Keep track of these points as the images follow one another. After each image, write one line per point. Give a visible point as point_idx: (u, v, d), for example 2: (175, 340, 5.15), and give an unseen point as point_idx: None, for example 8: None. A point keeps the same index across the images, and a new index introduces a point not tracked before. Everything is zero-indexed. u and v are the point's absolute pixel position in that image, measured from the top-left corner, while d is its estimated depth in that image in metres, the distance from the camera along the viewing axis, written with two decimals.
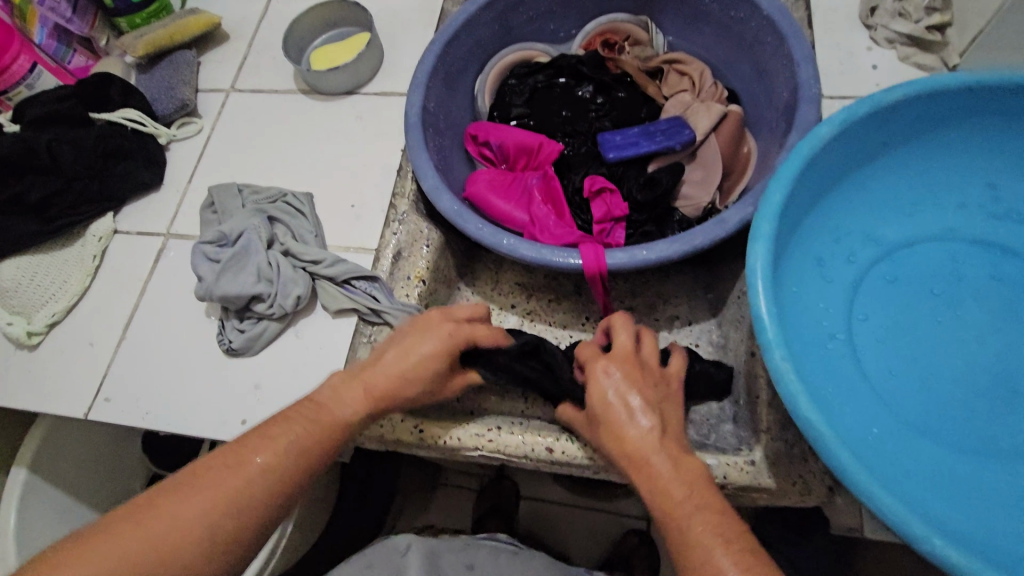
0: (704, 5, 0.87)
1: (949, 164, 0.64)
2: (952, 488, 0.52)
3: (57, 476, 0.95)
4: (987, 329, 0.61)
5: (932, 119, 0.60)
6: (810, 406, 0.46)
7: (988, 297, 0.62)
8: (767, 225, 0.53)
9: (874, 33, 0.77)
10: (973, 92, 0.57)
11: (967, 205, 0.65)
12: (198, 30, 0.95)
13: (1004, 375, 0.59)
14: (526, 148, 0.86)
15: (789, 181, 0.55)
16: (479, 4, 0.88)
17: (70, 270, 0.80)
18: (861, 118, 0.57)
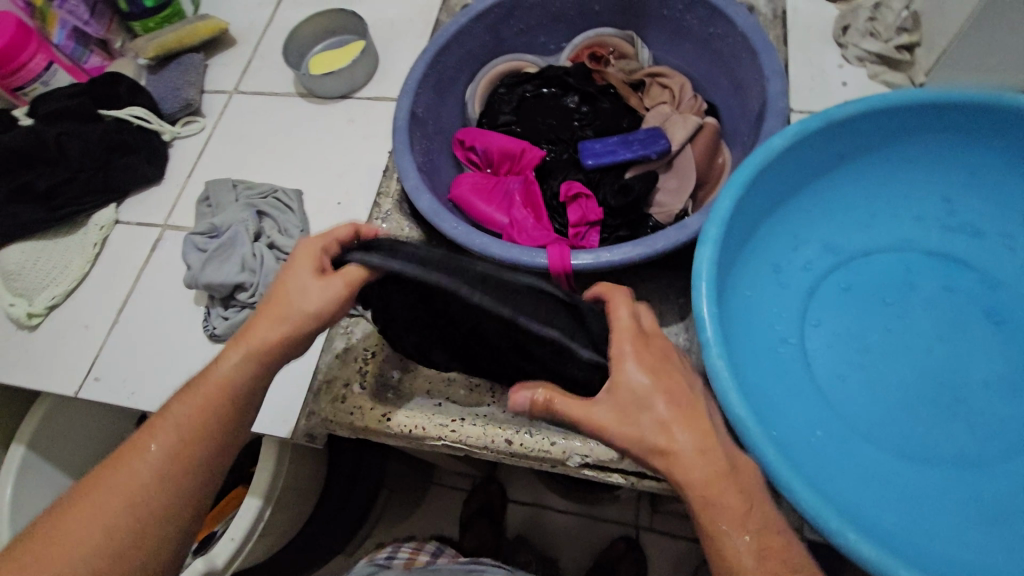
0: (685, 22, 0.90)
1: (907, 180, 0.68)
2: (884, 487, 0.56)
3: (54, 453, 0.99)
4: (933, 336, 0.65)
5: (888, 135, 0.64)
6: (739, 401, 0.49)
7: (938, 306, 0.66)
8: (714, 229, 0.56)
9: (846, 52, 0.79)
10: (926, 112, 0.61)
11: (925, 217, 0.69)
12: (207, 34, 1.01)
13: (946, 381, 0.62)
14: (509, 153, 0.90)
15: (735, 196, 0.58)
16: (470, 16, 0.92)
17: (71, 256, 0.84)
18: (815, 130, 0.60)
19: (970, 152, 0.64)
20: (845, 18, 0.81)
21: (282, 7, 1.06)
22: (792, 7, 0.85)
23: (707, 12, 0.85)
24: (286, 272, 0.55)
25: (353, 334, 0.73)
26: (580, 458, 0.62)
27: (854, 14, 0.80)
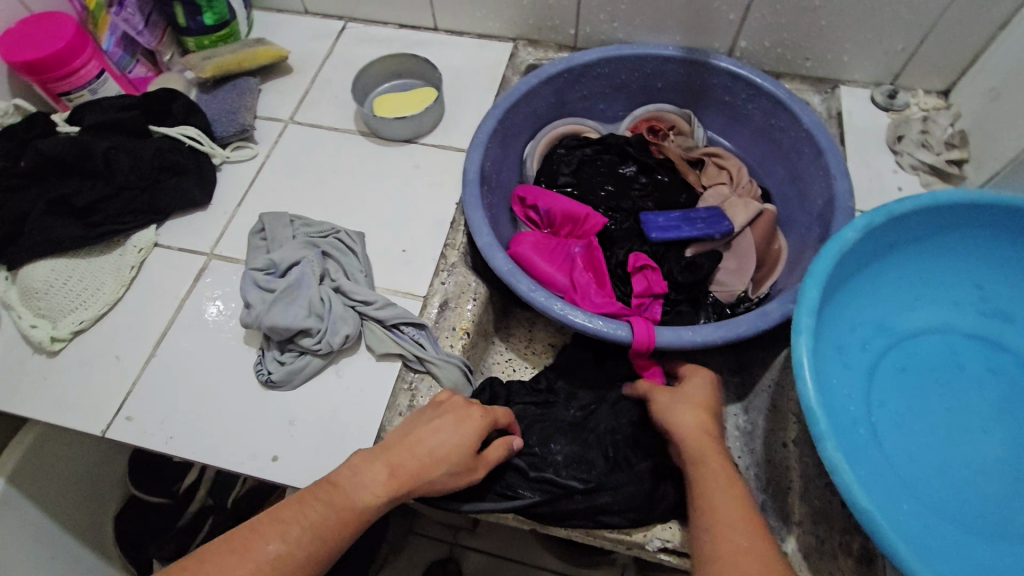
0: (746, 110, 0.95)
1: (946, 264, 0.70)
2: (962, 563, 0.55)
3: (36, 491, 0.86)
4: (993, 417, 0.65)
5: (932, 224, 0.66)
6: (864, 495, 0.49)
7: (986, 385, 0.67)
8: (806, 319, 0.57)
9: (900, 159, 0.86)
10: (968, 205, 0.64)
11: (961, 301, 0.70)
12: (265, 60, 0.97)
13: (1008, 460, 0.63)
14: (573, 216, 0.90)
15: (822, 277, 0.59)
16: (541, 78, 0.94)
17: (104, 278, 0.79)
18: (877, 224, 0.63)
19: (1005, 243, 0.67)
20: (900, 127, 0.87)
21: (343, 42, 1.05)
22: (847, 111, 0.92)
23: (771, 105, 0.91)
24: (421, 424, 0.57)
25: (418, 391, 0.71)
26: (661, 543, 0.63)
27: (909, 125, 0.87)
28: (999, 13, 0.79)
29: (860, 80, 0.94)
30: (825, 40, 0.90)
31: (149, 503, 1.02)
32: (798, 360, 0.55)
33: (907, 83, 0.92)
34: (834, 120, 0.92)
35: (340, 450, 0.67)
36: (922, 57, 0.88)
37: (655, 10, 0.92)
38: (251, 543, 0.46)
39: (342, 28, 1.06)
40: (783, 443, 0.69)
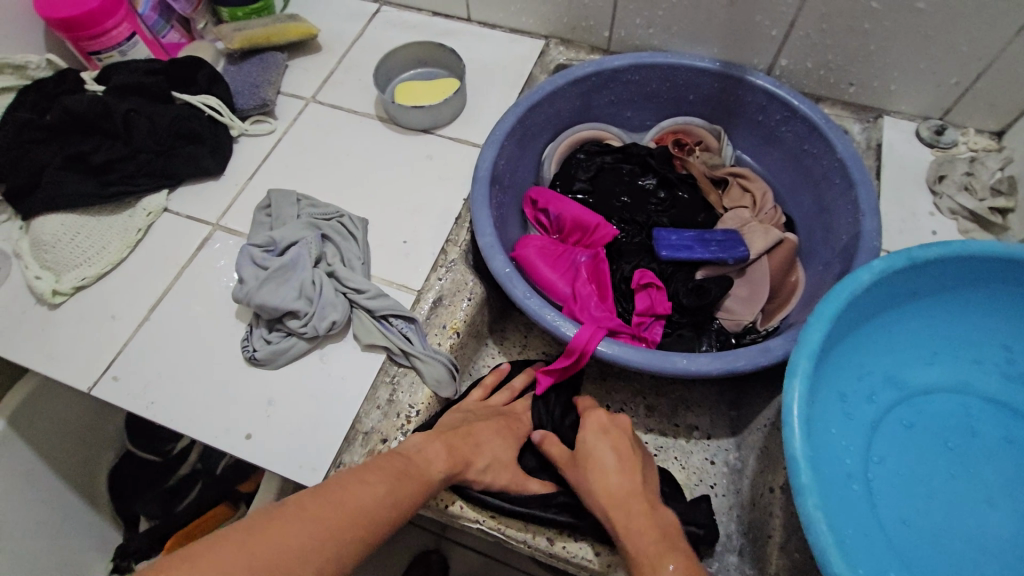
0: (778, 132, 0.91)
1: (972, 320, 0.64)
2: None
3: (34, 435, 0.89)
4: (1002, 493, 0.60)
5: (959, 276, 0.61)
6: (841, 560, 0.46)
7: (1000, 458, 0.61)
8: (805, 361, 0.53)
9: (938, 201, 0.80)
10: (1002, 259, 0.59)
11: (983, 360, 0.65)
12: (294, 37, 0.97)
13: (1016, 543, 0.57)
14: (583, 225, 0.87)
15: (829, 320, 0.55)
16: (567, 79, 0.91)
17: (111, 237, 0.80)
18: (898, 269, 0.58)
19: None
20: (942, 167, 0.82)
21: (374, 25, 1.04)
22: (888, 144, 0.87)
23: (805, 129, 0.86)
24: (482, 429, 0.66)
25: (398, 386, 0.70)
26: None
27: (952, 165, 0.81)
28: None
29: (906, 112, 0.88)
30: (872, 66, 0.84)
31: (140, 459, 1.04)
32: (789, 404, 0.52)
33: (958, 120, 0.86)
34: (872, 151, 0.87)
35: (311, 438, 0.66)
36: (975, 94, 0.82)
37: (694, 20, 0.88)
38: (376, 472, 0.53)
39: (375, 11, 1.06)
40: (769, 487, 0.65)
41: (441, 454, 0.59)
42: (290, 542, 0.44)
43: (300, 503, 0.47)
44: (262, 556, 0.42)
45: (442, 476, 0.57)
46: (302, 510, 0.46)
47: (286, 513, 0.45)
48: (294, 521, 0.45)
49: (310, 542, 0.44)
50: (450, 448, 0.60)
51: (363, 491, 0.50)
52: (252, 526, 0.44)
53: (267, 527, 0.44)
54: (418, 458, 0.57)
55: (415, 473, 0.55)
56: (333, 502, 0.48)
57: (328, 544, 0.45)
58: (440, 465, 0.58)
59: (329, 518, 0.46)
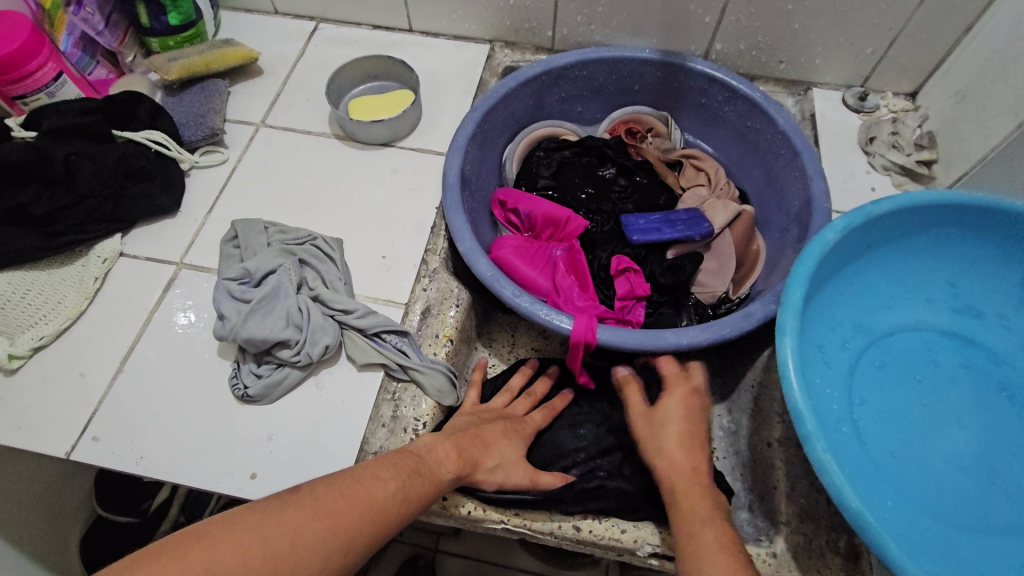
0: (722, 112, 0.96)
1: (920, 263, 0.71)
2: (945, 557, 0.56)
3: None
4: (969, 413, 0.66)
5: (906, 225, 0.68)
6: (853, 494, 0.50)
7: (962, 383, 0.68)
8: (792, 319, 0.58)
9: (872, 159, 0.88)
10: (939, 205, 0.66)
11: (934, 298, 0.72)
12: (234, 62, 0.94)
13: (988, 455, 0.64)
14: (554, 220, 0.89)
15: (805, 281, 0.60)
16: (520, 80, 0.93)
17: (66, 290, 0.75)
18: (856, 225, 0.64)
19: (975, 241, 0.69)
20: (872, 129, 0.90)
21: (315, 43, 1.02)
22: (820, 113, 0.94)
23: (747, 107, 0.92)
24: (490, 428, 0.65)
25: (401, 402, 0.69)
26: (651, 548, 0.61)
27: (880, 126, 0.89)
28: (963, 17, 0.82)
29: (832, 82, 0.96)
30: (798, 43, 0.91)
31: (116, 522, 0.97)
32: (784, 361, 0.56)
33: (877, 86, 0.95)
34: (808, 122, 0.94)
35: (320, 467, 0.65)
36: (890, 60, 0.90)
37: (633, 13, 0.92)
38: (386, 466, 0.55)
39: (314, 29, 1.04)
40: (767, 442, 0.69)
41: (450, 454, 0.59)
42: (297, 533, 0.46)
43: (312, 496, 0.49)
44: (268, 546, 0.45)
45: (452, 477, 0.58)
46: (313, 504, 0.48)
47: (297, 505, 0.48)
48: (303, 515, 0.47)
49: (316, 534, 0.47)
50: (460, 448, 0.60)
51: (374, 488, 0.52)
52: (264, 514, 0.47)
53: (276, 517, 0.47)
54: (429, 457, 0.58)
55: (426, 472, 0.56)
56: (341, 494, 0.50)
57: (334, 537, 0.48)
58: (451, 465, 0.58)
59: (331, 511, 0.49)
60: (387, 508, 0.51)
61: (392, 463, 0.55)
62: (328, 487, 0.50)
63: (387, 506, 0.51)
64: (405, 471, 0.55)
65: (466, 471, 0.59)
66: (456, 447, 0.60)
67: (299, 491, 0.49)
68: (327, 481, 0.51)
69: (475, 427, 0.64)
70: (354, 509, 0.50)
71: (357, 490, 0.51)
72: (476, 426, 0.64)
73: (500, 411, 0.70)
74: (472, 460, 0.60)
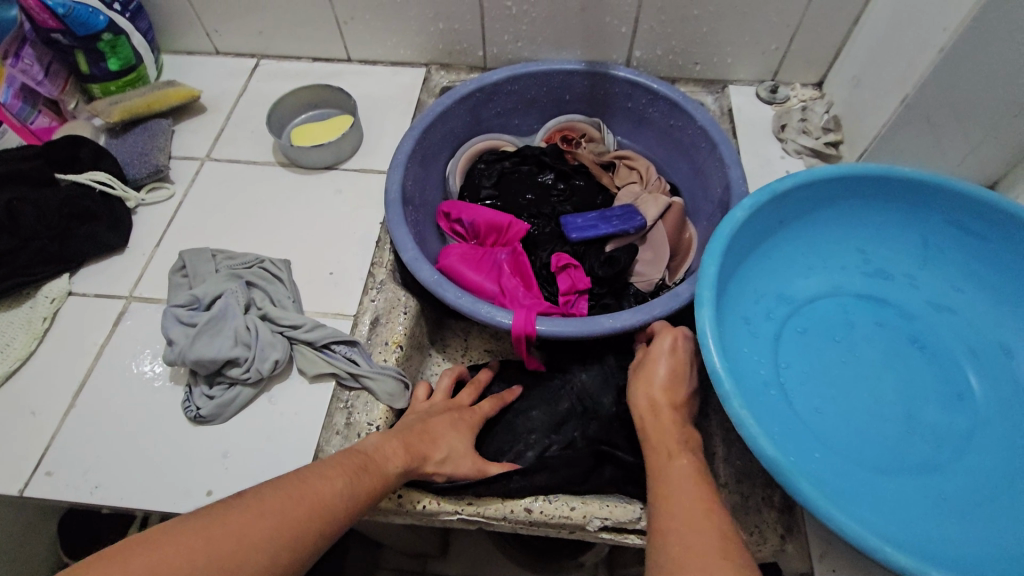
0: (647, 113, 1.02)
1: (831, 233, 0.77)
2: (869, 500, 0.60)
3: None
4: (889, 368, 0.71)
5: (811, 199, 0.73)
6: (769, 443, 0.53)
7: (880, 340, 0.73)
8: (707, 291, 0.62)
9: (785, 145, 0.94)
10: (838, 178, 0.72)
11: (847, 265, 0.77)
12: (177, 101, 0.97)
13: (907, 403, 0.68)
14: (496, 226, 0.93)
15: (719, 255, 0.65)
16: (454, 98, 0.98)
17: (15, 332, 0.76)
18: (763, 201, 0.69)
19: (877, 209, 0.75)
20: (783, 118, 0.96)
21: (256, 79, 1.06)
22: (737, 107, 1.01)
23: (668, 107, 0.98)
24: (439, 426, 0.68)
25: (354, 409, 0.71)
26: (600, 521, 0.64)
27: (790, 115, 0.96)
28: (850, 11, 0.90)
29: (745, 79, 1.03)
30: (709, 45, 0.98)
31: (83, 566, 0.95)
32: (701, 330, 0.60)
33: (786, 78, 1.02)
34: (726, 116, 1.01)
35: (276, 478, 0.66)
36: (793, 55, 0.98)
37: (554, 29, 0.99)
38: (334, 466, 0.57)
39: (255, 66, 1.08)
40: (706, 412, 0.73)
41: (398, 450, 0.62)
42: (242, 534, 0.48)
43: (259, 498, 0.51)
44: (212, 548, 0.47)
45: (399, 471, 0.60)
46: (259, 505, 0.50)
47: (243, 508, 0.50)
48: (248, 516, 0.49)
49: (262, 533, 0.49)
50: (408, 444, 0.63)
51: (321, 486, 0.54)
52: (209, 517, 0.48)
53: (220, 520, 0.48)
54: (377, 455, 0.60)
55: (373, 468, 0.59)
56: (288, 494, 0.52)
57: (279, 536, 0.49)
58: (398, 460, 0.61)
59: (277, 510, 0.50)
60: (333, 506, 0.53)
61: (337, 464, 0.57)
62: (274, 488, 0.52)
63: (332, 505, 0.54)
64: (351, 470, 0.57)
65: (413, 465, 0.62)
66: (402, 445, 0.62)
67: (247, 494, 0.51)
68: (275, 484, 0.53)
69: (423, 424, 0.67)
70: (299, 508, 0.51)
71: (303, 491, 0.53)
72: (423, 423, 0.67)
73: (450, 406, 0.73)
74: (420, 454, 0.63)
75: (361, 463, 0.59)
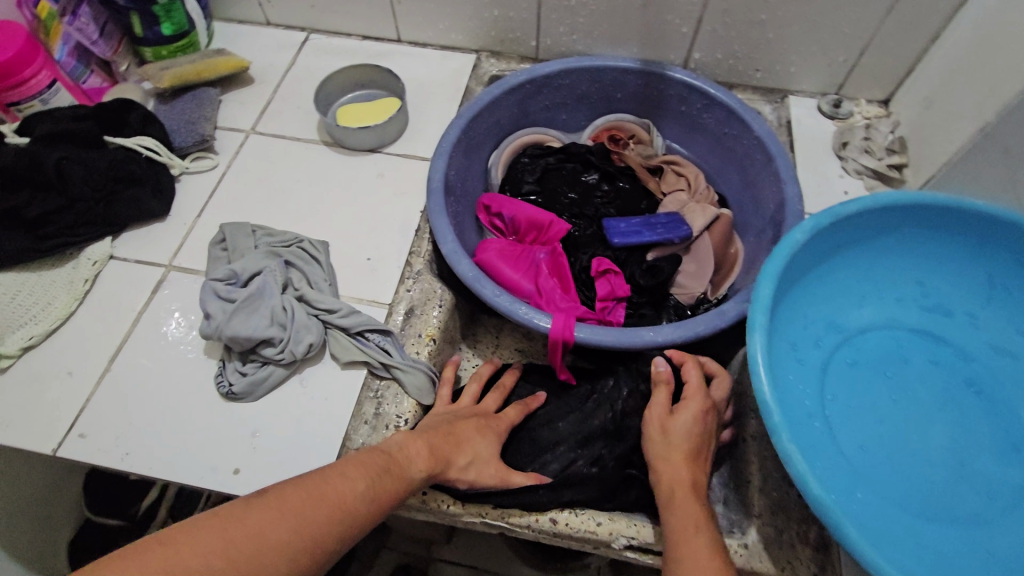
0: (701, 119, 0.99)
1: (890, 263, 0.73)
2: (909, 546, 0.58)
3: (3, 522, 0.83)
4: (940, 409, 0.68)
5: (874, 226, 0.70)
6: (817, 483, 0.51)
7: (932, 379, 0.70)
8: (761, 316, 0.60)
9: (846, 164, 0.90)
10: (906, 207, 0.68)
11: (904, 297, 0.74)
12: (226, 71, 0.97)
13: (955, 448, 0.65)
14: (537, 223, 0.92)
15: (774, 278, 0.62)
16: (504, 89, 0.96)
17: (56, 292, 0.76)
18: (824, 225, 0.66)
19: (942, 242, 0.71)
20: (845, 134, 0.92)
21: (305, 53, 1.05)
22: (797, 119, 0.97)
23: (724, 114, 0.94)
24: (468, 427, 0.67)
25: (383, 399, 0.71)
26: (625, 540, 0.63)
27: (853, 132, 0.92)
28: (930, 27, 0.85)
29: (808, 90, 0.99)
30: (773, 52, 0.94)
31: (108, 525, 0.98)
32: (753, 356, 0.58)
33: (852, 93, 0.97)
34: (784, 127, 0.97)
35: (302, 462, 0.66)
36: (862, 68, 0.93)
37: (612, 24, 0.95)
38: (355, 466, 0.56)
39: (305, 39, 1.07)
40: (742, 438, 0.71)
41: (422, 451, 0.61)
42: (263, 534, 0.48)
43: (280, 497, 0.51)
44: (233, 550, 0.47)
45: (424, 471, 0.60)
46: (279, 505, 0.50)
47: (262, 506, 0.50)
48: (268, 515, 0.49)
49: (281, 534, 0.49)
50: (433, 443, 0.62)
51: (342, 488, 0.54)
52: (228, 515, 0.49)
53: (240, 520, 0.48)
54: (402, 454, 0.60)
55: (396, 470, 0.58)
56: (308, 494, 0.52)
57: (299, 538, 0.49)
58: (422, 463, 0.60)
59: (298, 512, 0.50)
60: (353, 509, 0.53)
61: (359, 465, 0.57)
62: (294, 487, 0.52)
63: (352, 507, 0.53)
64: (372, 472, 0.57)
65: (438, 466, 0.61)
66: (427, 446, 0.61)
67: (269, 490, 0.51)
68: (295, 482, 0.53)
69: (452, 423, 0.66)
70: (320, 510, 0.51)
71: (323, 492, 0.53)
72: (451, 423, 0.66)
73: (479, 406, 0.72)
74: (444, 459, 0.62)
75: (381, 464, 0.58)
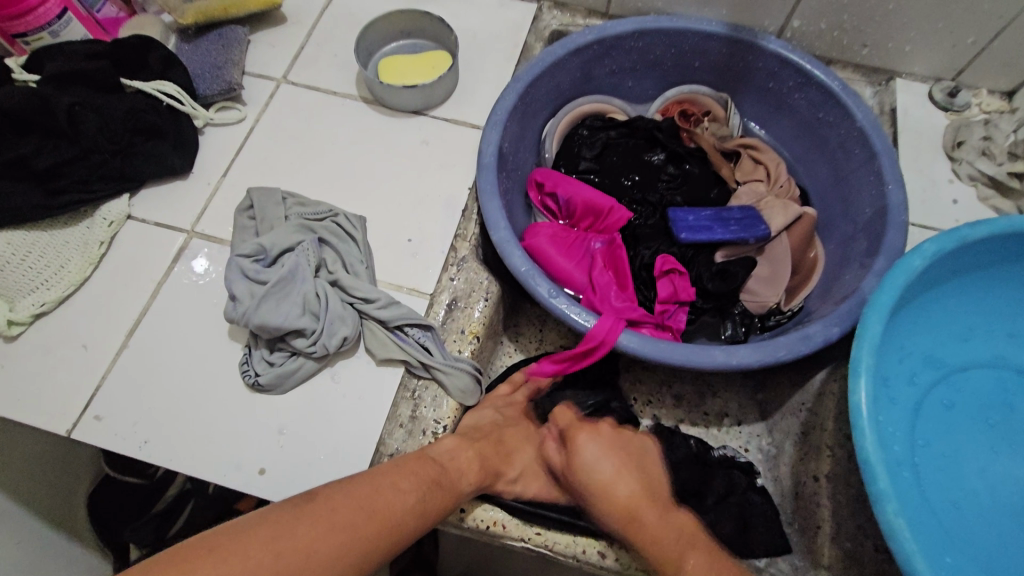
0: (790, 99, 0.87)
1: (1008, 293, 0.63)
2: None
3: (28, 495, 0.73)
4: None
5: (1003, 252, 0.59)
6: (927, 567, 0.45)
7: None
8: (867, 357, 0.51)
9: (957, 167, 0.79)
10: None
11: (1017, 334, 0.64)
12: (256, 7, 0.85)
13: None
14: (595, 208, 0.82)
15: (886, 312, 0.53)
16: (568, 49, 0.83)
17: (70, 253, 0.70)
18: (949, 249, 0.56)
19: None
20: (960, 131, 0.80)
21: None
22: (903, 107, 0.84)
23: (821, 96, 0.82)
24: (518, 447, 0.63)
25: (421, 402, 0.64)
26: None
27: (969, 129, 0.80)
28: None
29: (919, 74, 0.86)
30: (888, 27, 0.80)
31: (124, 484, 0.86)
32: (855, 404, 0.50)
33: (970, 81, 0.84)
34: (886, 117, 0.85)
35: (334, 464, 0.61)
36: (992, 53, 0.79)
37: None
38: (414, 469, 0.52)
39: None
40: (813, 476, 0.64)
41: (471, 463, 0.56)
42: (309, 550, 0.43)
43: (328, 508, 0.46)
44: (280, 565, 0.42)
45: (472, 489, 0.55)
46: (327, 518, 0.45)
47: (309, 517, 0.45)
48: (316, 529, 0.44)
49: (329, 552, 0.44)
50: (482, 458, 0.58)
51: (391, 499, 0.49)
52: (276, 525, 0.44)
53: (289, 530, 0.43)
54: (451, 467, 0.55)
55: (447, 485, 0.53)
56: (361, 505, 0.47)
57: (346, 554, 0.45)
58: (471, 480, 0.55)
59: (347, 524, 0.46)
60: (403, 524, 0.48)
61: (406, 477, 0.51)
62: (343, 497, 0.47)
63: (401, 523, 0.48)
64: (423, 482, 0.52)
65: (486, 484, 0.57)
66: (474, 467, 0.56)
67: (321, 499, 0.46)
68: (344, 489, 0.48)
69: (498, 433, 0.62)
70: (367, 526, 0.46)
71: (373, 502, 0.48)
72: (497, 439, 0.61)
73: (519, 403, 0.69)
74: (490, 474, 0.57)
75: (424, 472, 0.53)
